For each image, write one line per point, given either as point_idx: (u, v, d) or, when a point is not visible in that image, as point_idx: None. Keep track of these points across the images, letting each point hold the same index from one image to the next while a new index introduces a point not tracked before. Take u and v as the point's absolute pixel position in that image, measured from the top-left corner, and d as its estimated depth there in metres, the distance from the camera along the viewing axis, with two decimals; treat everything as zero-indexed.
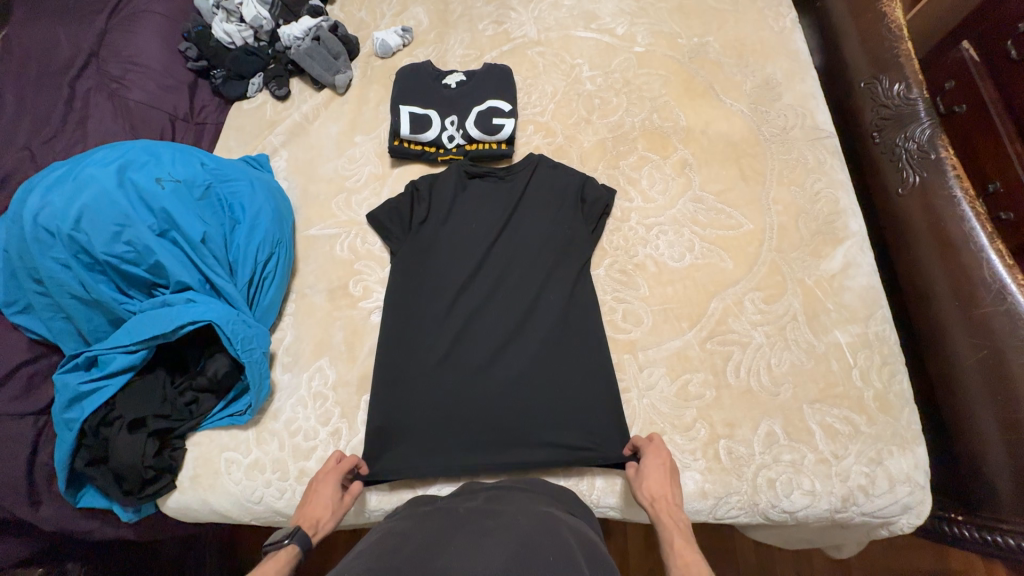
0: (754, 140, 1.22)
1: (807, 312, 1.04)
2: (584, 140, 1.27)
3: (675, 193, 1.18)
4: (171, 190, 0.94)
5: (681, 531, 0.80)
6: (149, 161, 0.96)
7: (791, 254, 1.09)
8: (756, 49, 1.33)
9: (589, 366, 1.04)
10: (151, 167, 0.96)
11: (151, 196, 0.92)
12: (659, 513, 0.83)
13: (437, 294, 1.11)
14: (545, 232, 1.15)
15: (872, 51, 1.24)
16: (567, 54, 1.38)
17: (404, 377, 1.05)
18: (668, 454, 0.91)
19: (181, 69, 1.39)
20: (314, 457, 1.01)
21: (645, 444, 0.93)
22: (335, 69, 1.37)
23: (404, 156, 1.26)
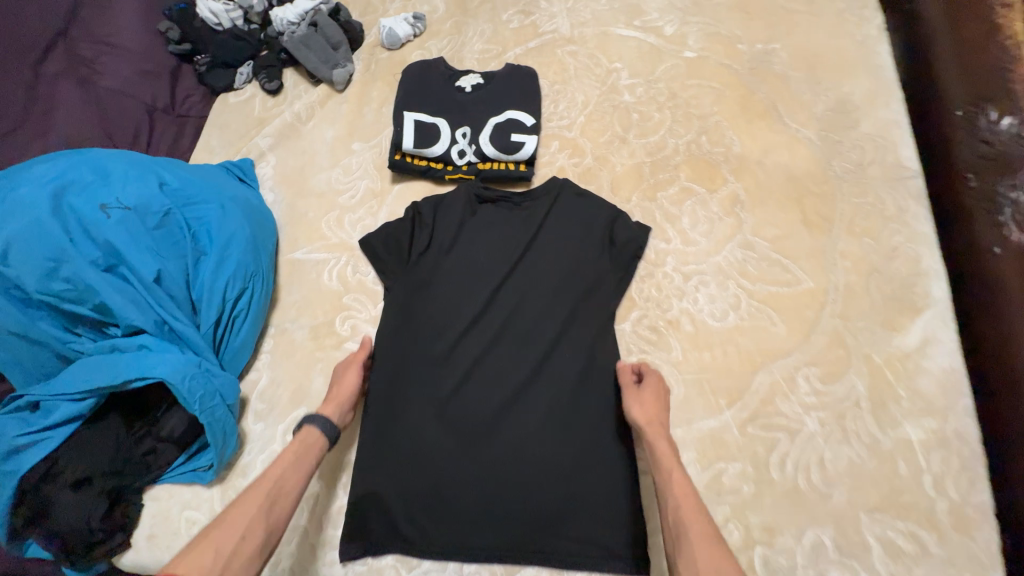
0: (821, 176, 1.03)
1: (873, 397, 0.87)
2: (617, 163, 1.09)
3: (720, 236, 1.00)
4: (118, 221, 0.80)
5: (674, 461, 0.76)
6: (96, 181, 0.83)
7: (859, 322, 0.91)
8: (831, 63, 1.12)
9: (608, 445, 0.86)
10: (97, 189, 0.82)
11: (95, 227, 0.79)
12: (653, 435, 0.79)
13: (435, 339, 0.94)
14: (565, 272, 0.96)
15: (968, 59, 0.91)
16: (604, 55, 1.18)
17: (388, 440, 0.89)
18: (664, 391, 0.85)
19: (163, 52, 1.22)
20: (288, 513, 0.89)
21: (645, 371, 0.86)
22: (333, 61, 1.19)
23: (406, 172, 1.09)
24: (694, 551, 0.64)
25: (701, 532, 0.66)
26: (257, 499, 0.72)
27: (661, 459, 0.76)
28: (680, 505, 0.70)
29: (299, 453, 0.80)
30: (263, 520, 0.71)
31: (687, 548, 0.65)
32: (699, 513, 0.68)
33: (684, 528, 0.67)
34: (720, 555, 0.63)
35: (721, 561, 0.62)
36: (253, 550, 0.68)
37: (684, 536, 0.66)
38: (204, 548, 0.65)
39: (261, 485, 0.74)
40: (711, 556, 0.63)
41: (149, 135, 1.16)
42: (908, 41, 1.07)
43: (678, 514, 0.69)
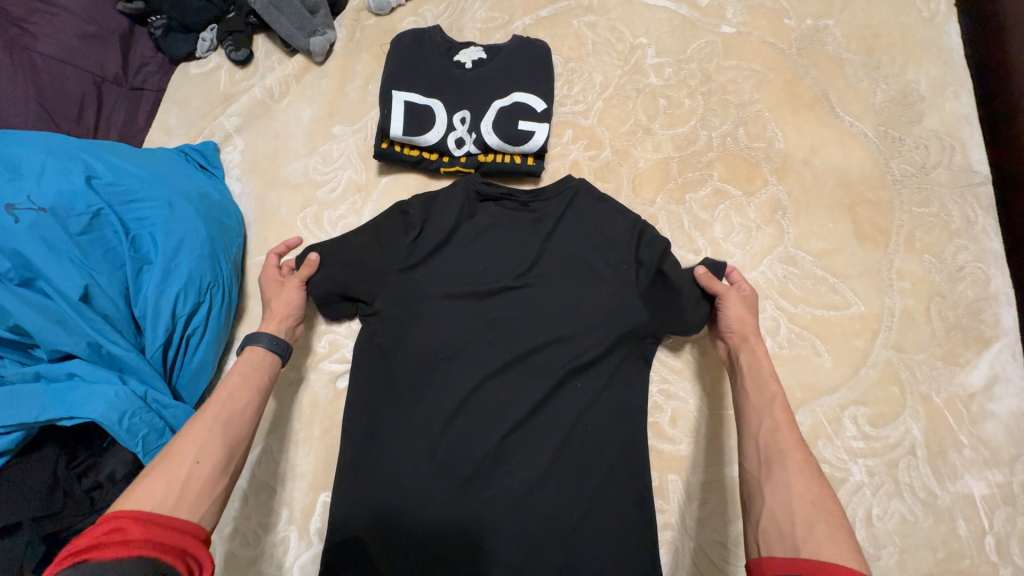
0: (878, 181, 0.88)
1: (930, 444, 0.75)
2: (640, 157, 0.94)
3: (758, 248, 0.87)
4: (30, 224, 0.67)
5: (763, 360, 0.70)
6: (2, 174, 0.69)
7: (916, 355, 0.79)
8: (894, 43, 0.95)
9: (622, 493, 0.75)
10: (5, 185, 0.68)
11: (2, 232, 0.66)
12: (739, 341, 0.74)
13: (423, 364, 0.81)
14: (577, 290, 0.82)
15: None
16: (627, 28, 1.01)
17: (369, 481, 0.76)
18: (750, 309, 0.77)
19: (110, 12, 1.03)
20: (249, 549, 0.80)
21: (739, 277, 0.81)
22: (310, 28, 1.02)
23: (395, 163, 0.94)
24: (788, 479, 0.54)
25: (799, 465, 0.55)
26: (206, 420, 0.60)
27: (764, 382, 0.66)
28: (780, 430, 0.59)
29: (246, 373, 0.68)
30: (218, 446, 0.58)
31: (780, 474, 0.55)
32: (804, 443, 0.57)
33: (780, 456, 0.56)
34: (821, 492, 0.53)
35: (821, 493, 0.52)
36: (213, 471, 0.57)
37: (782, 464, 0.55)
38: (152, 481, 0.53)
39: (208, 407, 0.62)
40: (815, 490, 0.53)
41: (96, 110, 0.98)
42: (981, 24, 0.91)
43: (773, 444, 0.58)
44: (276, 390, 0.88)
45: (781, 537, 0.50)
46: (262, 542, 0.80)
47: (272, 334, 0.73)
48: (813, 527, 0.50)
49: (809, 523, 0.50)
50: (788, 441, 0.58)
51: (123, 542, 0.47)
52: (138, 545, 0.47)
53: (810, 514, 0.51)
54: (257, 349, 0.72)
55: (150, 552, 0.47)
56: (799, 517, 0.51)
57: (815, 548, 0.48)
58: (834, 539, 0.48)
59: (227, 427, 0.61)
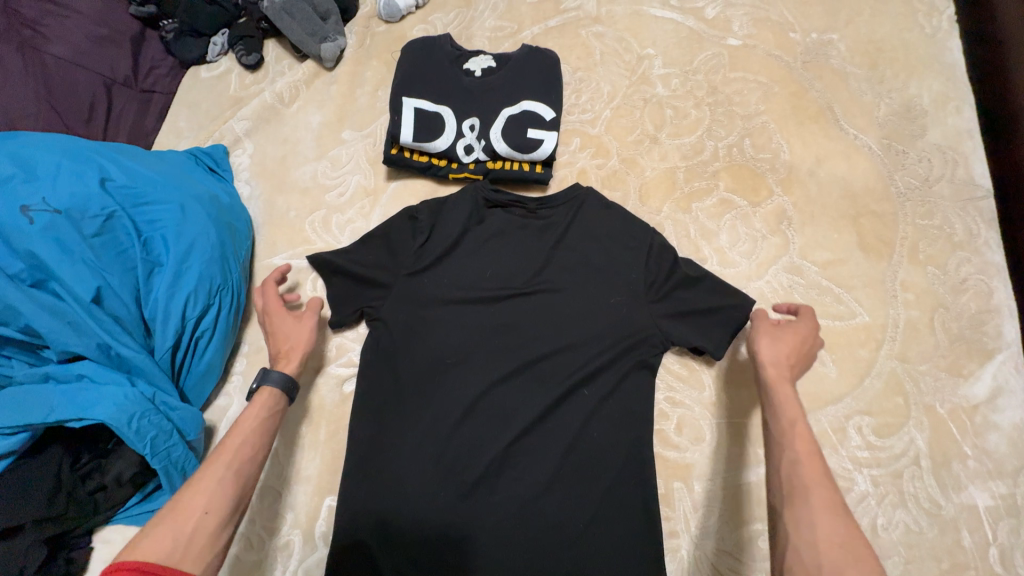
0: (882, 193, 0.89)
1: (934, 454, 0.76)
2: (647, 166, 0.95)
3: (764, 258, 0.88)
4: (44, 225, 0.67)
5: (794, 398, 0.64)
6: (18, 176, 0.69)
7: (921, 366, 0.80)
8: (897, 58, 0.97)
9: (628, 499, 0.75)
10: (21, 186, 0.68)
11: (15, 233, 0.66)
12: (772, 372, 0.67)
13: (431, 369, 0.81)
14: (585, 297, 0.83)
15: None
16: (634, 39, 1.03)
17: (376, 486, 0.76)
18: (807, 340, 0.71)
19: (123, 16, 1.04)
20: (253, 553, 0.80)
21: (809, 311, 0.75)
22: (321, 34, 1.03)
23: (405, 169, 0.95)
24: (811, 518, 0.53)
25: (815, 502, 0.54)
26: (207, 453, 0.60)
27: (782, 408, 0.63)
28: (800, 463, 0.57)
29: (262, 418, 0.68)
30: (229, 490, 0.59)
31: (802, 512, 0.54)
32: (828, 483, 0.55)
33: (801, 491, 0.55)
34: (848, 534, 0.51)
35: (845, 535, 0.51)
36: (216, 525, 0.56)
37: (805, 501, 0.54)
38: (160, 533, 0.53)
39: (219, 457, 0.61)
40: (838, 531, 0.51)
41: (106, 112, 0.99)
42: (985, 40, 0.92)
43: (795, 478, 0.56)
44: None
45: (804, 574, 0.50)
46: (267, 546, 0.80)
47: (281, 372, 0.71)
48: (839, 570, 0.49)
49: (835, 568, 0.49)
50: (813, 480, 0.55)
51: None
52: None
53: (839, 561, 0.50)
54: (271, 391, 0.69)
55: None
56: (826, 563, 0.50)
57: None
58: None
59: (241, 470, 0.61)
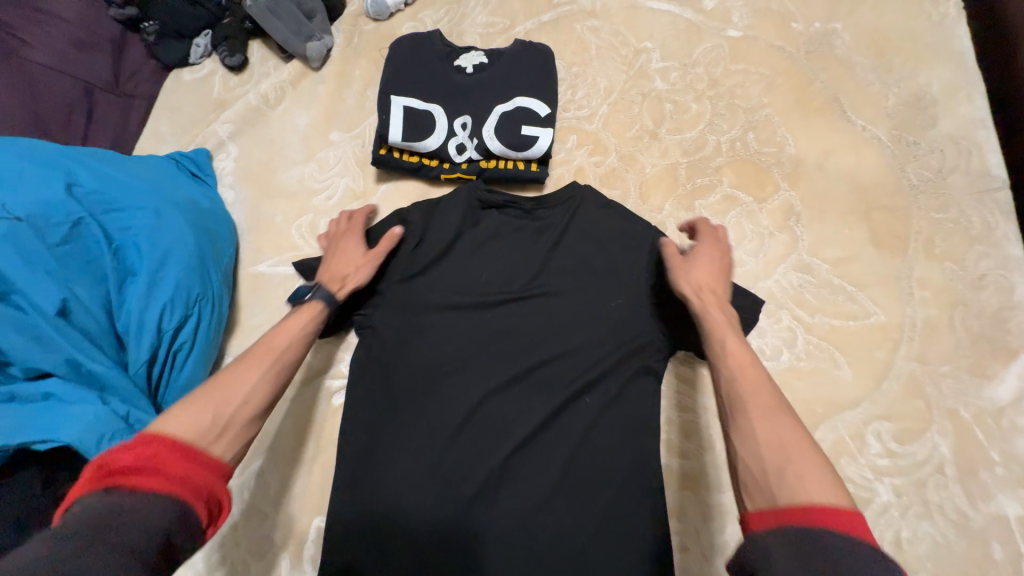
0: (894, 186, 0.85)
1: (958, 461, 0.71)
2: (646, 163, 0.91)
3: (771, 256, 0.84)
4: (6, 234, 0.63)
5: (729, 323, 0.61)
6: None
7: (941, 367, 0.76)
8: (904, 47, 0.93)
9: (636, 516, 0.70)
10: None
11: None
12: (706, 303, 0.63)
13: (425, 379, 0.76)
14: (584, 300, 0.79)
15: None
16: (631, 33, 0.99)
17: (367, 505, 0.72)
18: (722, 258, 0.69)
19: (101, 18, 1.00)
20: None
21: (706, 224, 0.72)
22: (307, 33, 0.99)
23: (395, 170, 0.91)
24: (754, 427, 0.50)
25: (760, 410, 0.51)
26: None
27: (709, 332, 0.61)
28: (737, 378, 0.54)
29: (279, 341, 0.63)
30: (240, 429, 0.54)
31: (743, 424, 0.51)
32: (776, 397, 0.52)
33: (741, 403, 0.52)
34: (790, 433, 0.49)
35: (787, 435, 0.49)
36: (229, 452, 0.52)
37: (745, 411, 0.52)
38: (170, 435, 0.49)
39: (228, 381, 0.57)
40: (783, 434, 0.49)
41: (85, 117, 0.95)
42: (995, 26, 0.89)
43: (733, 392, 0.54)
44: None
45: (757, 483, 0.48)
46: (252, 572, 0.75)
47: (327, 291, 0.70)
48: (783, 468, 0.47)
49: (780, 468, 0.47)
50: (750, 389, 0.53)
51: (158, 472, 0.45)
52: (167, 478, 0.45)
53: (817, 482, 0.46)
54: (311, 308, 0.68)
55: (174, 489, 0.44)
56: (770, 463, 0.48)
57: (789, 492, 0.45)
58: (804, 479, 0.45)
59: None
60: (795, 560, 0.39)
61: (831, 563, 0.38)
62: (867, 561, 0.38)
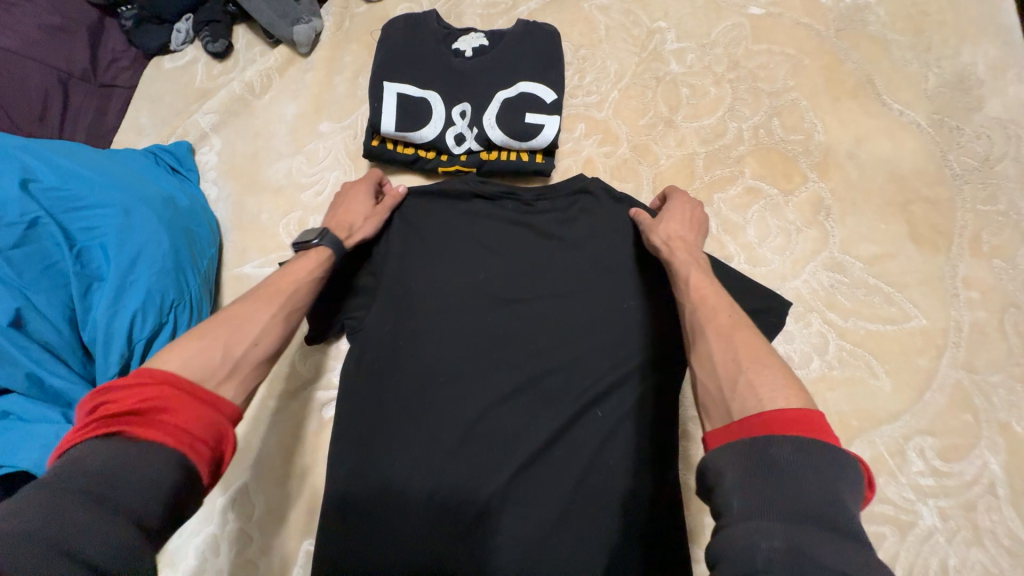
0: (935, 176, 0.78)
1: (1011, 481, 0.65)
2: (661, 153, 0.84)
3: (800, 254, 0.76)
4: None
5: (700, 267, 0.61)
6: None
7: (990, 377, 0.68)
8: (945, 23, 0.85)
9: (653, 543, 0.64)
10: None
11: None
12: (674, 250, 0.64)
13: (421, 390, 0.70)
14: (593, 301, 0.73)
15: None
16: (643, 11, 0.91)
17: (358, 527, 0.66)
18: (695, 209, 0.70)
19: (77, 4, 0.94)
20: None
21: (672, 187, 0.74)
22: (294, 15, 0.92)
23: (388, 163, 0.85)
24: (710, 346, 0.50)
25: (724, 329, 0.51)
26: None
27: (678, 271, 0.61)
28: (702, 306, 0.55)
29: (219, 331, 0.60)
30: None
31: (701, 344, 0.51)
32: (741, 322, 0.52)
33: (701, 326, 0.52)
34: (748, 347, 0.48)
35: (743, 345, 0.48)
36: None
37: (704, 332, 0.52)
38: None
39: None
40: (737, 344, 0.49)
41: (61, 109, 0.89)
42: None
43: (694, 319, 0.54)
44: (253, 421, 0.77)
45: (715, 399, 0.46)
46: None
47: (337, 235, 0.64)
48: (736, 378, 0.46)
49: (734, 381, 0.46)
50: (710, 313, 0.53)
51: (156, 424, 0.41)
52: (170, 430, 0.41)
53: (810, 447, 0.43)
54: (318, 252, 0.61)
55: (175, 443, 0.40)
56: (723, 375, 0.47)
57: (742, 402, 0.44)
58: (756, 386, 0.44)
59: None
60: (747, 474, 0.38)
61: (776, 470, 0.37)
62: (814, 461, 0.37)
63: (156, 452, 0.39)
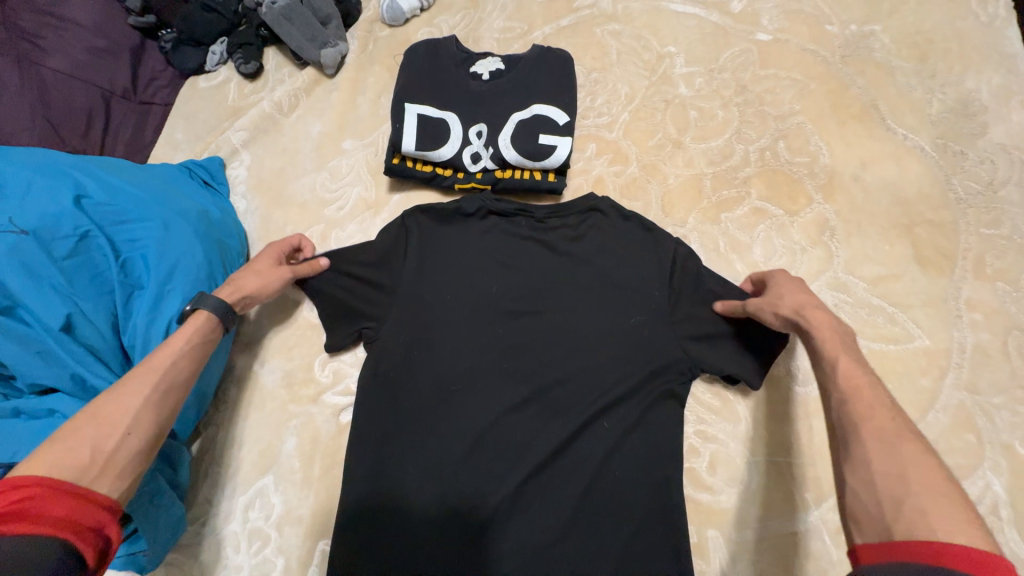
0: (940, 199, 0.79)
1: (1015, 503, 0.65)
2: (669, 173, 0.87)
3: (804, 274, 0.78)
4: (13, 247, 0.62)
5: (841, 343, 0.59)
6: None
7: (994, 399, 0.69)
8: (950, 50, 0.87)
9: (656, 554, 0.66)
10: None
11: None
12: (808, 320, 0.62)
13: (435, 398, 0.73)
14: (602, 315, 0.75)
15: None
16: (654, 37, 0.95)
17: (372, 527, 0.69)
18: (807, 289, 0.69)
19: (121, 27, 1.00)
20: None
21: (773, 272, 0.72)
22: (321, 39, 0.98)
23: (407, 180, 0.89)
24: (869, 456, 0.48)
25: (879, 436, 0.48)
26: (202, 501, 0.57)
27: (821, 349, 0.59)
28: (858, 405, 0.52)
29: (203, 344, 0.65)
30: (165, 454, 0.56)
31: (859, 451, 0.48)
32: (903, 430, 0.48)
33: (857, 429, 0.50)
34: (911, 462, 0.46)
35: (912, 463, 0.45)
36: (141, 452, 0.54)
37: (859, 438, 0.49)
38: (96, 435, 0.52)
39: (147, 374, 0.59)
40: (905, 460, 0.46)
41: (104, 126, 0.95)
42: None
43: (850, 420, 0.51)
44: (274, 423, 0.81)
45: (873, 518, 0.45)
46: None
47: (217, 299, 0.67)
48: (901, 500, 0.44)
49: (897, 501, 0.44)
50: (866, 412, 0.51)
51: (39, 517, 0.44)
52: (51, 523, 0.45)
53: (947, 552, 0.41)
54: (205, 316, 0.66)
55: (61, 533, 0.45)
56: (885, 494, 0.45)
57: (909, 527, 0.42)
58: (927, 513, 0.42)
59: None
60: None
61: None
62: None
63: (37, 545, 0.43)
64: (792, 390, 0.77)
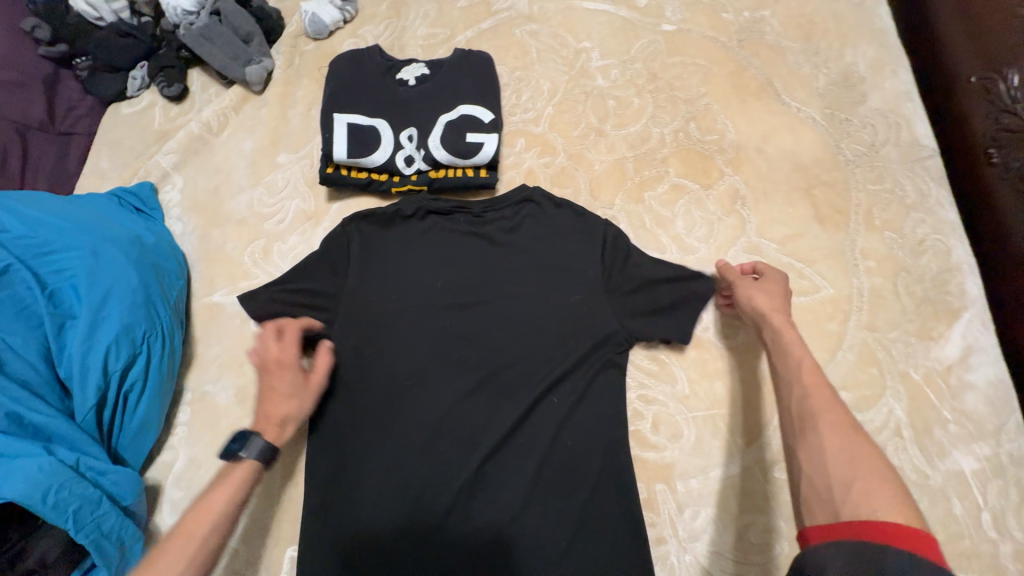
0: (832, 162, 0.88)
1: (914, 423, 0.74)
2: (594, 160, 0.92)
3: (721, 241, 0.85)
4: None
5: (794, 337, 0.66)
6: None
7: (890, 334, 0.78)
8: (829, 29, 0.97)
9: (608, 512, 0.71)
10: None
11: None
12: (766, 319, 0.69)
13: (389, 396, 0.76)
14: (542, 298, 0.80)
15: (980, 19, 0.79)
16: (569, 34, 1.01)
17: (338, 526, 0.71)
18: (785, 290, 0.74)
19: (29, 56, 0.96)
20: None
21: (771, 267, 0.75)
22: (245, 57, 0.98)
23: (345, 188, 0.91)
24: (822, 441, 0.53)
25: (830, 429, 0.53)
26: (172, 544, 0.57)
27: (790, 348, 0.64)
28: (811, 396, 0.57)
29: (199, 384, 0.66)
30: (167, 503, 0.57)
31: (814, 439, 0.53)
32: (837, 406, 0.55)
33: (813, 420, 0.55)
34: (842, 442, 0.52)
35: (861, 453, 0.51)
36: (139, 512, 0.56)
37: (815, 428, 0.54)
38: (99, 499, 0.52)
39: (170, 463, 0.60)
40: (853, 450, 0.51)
41: (20, 160, 0.91)
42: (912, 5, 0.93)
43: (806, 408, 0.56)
44: None
45: (822, 502, 0.49)
46: None
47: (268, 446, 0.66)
48: (850, 483, 0.48)
49: (846, 485, 0.49)
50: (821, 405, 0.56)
51: None
52: None
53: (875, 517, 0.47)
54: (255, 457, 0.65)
55: None
56: (835, 478, 0.50)
57: (854, 508, 0.47)
58: (872, 495, 0.47)
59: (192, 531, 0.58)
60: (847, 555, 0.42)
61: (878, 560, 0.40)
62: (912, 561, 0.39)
63: None
64: (722, 347, 0.83)
